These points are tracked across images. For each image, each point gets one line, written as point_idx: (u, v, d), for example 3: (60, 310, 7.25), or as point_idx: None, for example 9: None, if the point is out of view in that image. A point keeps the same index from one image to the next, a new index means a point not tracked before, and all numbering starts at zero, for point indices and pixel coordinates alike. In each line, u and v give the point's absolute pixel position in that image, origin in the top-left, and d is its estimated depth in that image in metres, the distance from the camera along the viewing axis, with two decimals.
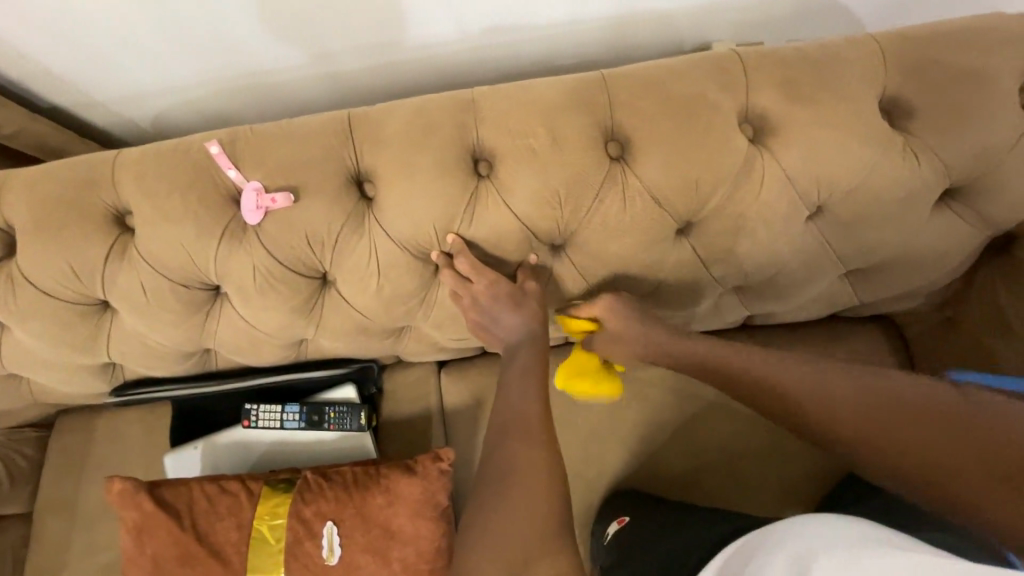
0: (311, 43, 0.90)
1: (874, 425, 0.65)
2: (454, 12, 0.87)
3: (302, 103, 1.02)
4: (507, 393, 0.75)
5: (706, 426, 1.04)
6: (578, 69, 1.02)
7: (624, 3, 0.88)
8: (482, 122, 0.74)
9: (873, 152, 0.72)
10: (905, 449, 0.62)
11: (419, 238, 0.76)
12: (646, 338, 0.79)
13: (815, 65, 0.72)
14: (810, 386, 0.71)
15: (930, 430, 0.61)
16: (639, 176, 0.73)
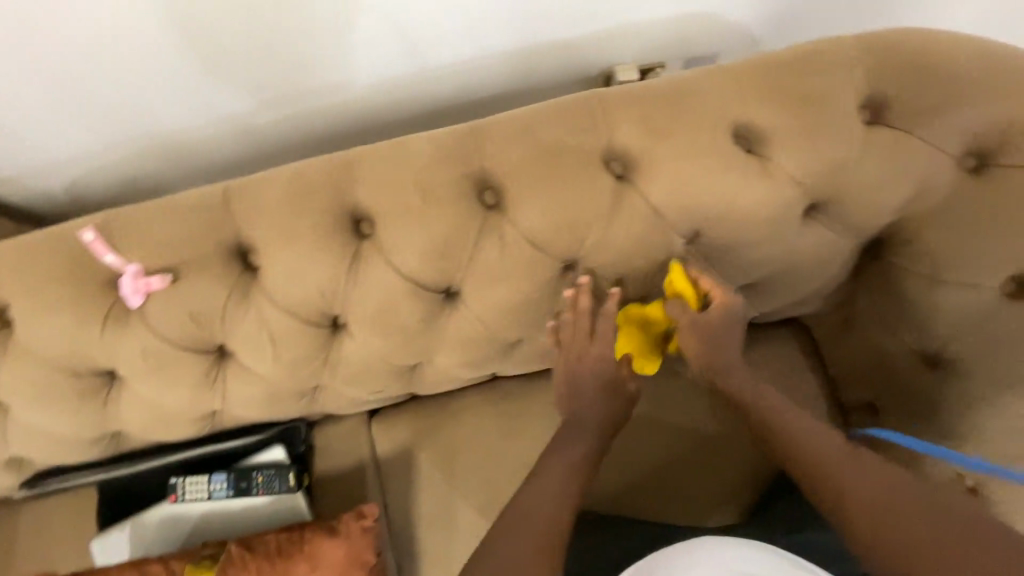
0: (247, 90, 0.91)
1: (869, 485, 0.69)
2: (356, 65, 0.91)
3: (217, 159, 1.03)
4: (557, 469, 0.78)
5: (636, 442, 1.01)
6: (492, 102, 1.07)
7: (523, 38, 0.94)
8: (354, 183, 0.75)
9: (731, 178, 0.75)
10: (887, 518, 0.66)
11: (304, 303, 0.77)
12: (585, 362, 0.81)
13: (669, 101, 0.75)
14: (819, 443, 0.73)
15: (931, 514, 0.65)
16: (513, 223, 0.75)
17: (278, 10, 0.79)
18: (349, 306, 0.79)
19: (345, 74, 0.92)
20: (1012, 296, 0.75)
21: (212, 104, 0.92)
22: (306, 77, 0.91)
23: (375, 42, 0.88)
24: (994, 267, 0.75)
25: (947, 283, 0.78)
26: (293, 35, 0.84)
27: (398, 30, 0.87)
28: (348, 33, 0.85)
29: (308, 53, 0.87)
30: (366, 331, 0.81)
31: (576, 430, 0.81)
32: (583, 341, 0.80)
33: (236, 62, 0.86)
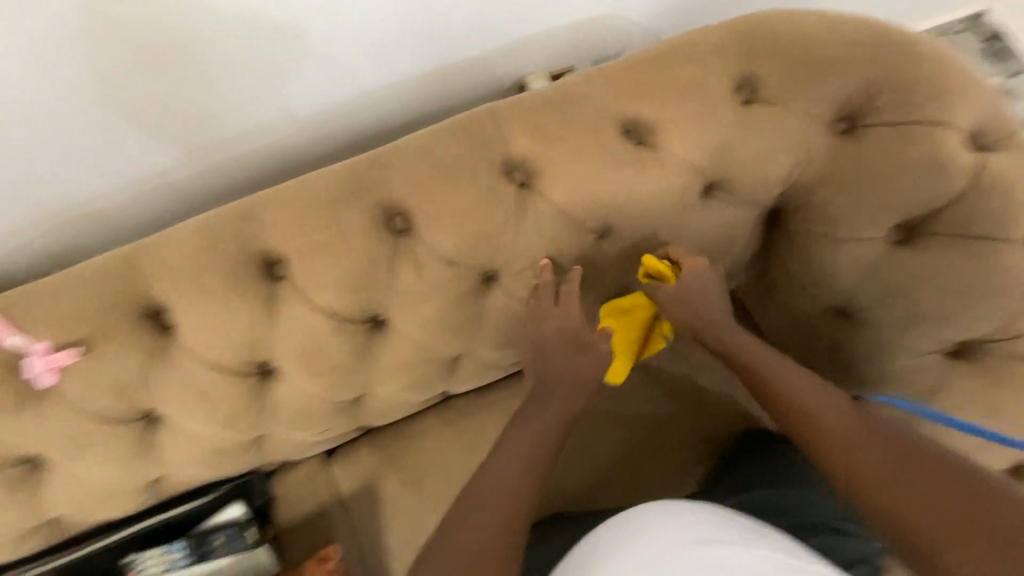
0: (174, 145, 0.90)
1: (863, 448, 0.66)
2: (266, 106, 0.91)
3: (144, 221, 1.01)
4: (526, 438, 0.75)
5: (594, 437, 1.01)
6: (412, 125, 1.09)
7: (430, 60, 0.97)
8: (263, 227, 0.76)
9: (627, 170, 0.78)
10: (864, 466, 0.64)
11: (227, 354, 0.76)
12: (543, 325, 0.79)
13: (555, 108, 0.79)
14: (804, 387, 0.72)
15: (935, 476, 0.61)
16: (424, 243, 0.77)
17: (172, 69, 0.79)
18: (276, 349, 0.78)
19: (254, 119, 0.92)
20: (898, 243, 0.81)
21: (120, 167, 0.90)
22: (214, 128, 0.90)
23: (277, 86, 0.89)
24: (879, 218, 0.79)
25: (844, 238, 0.82)
26: (192, 90, 0.83)
27: (299, 70, 0.88)
28: (248, 80, 0.86)
29: (211, 105, 0.87)
30: (298, 372, 0.81)
31: (544, 396, 0.78)
32: (547, 307, 0.79)
33: (142, 125, 0.85)
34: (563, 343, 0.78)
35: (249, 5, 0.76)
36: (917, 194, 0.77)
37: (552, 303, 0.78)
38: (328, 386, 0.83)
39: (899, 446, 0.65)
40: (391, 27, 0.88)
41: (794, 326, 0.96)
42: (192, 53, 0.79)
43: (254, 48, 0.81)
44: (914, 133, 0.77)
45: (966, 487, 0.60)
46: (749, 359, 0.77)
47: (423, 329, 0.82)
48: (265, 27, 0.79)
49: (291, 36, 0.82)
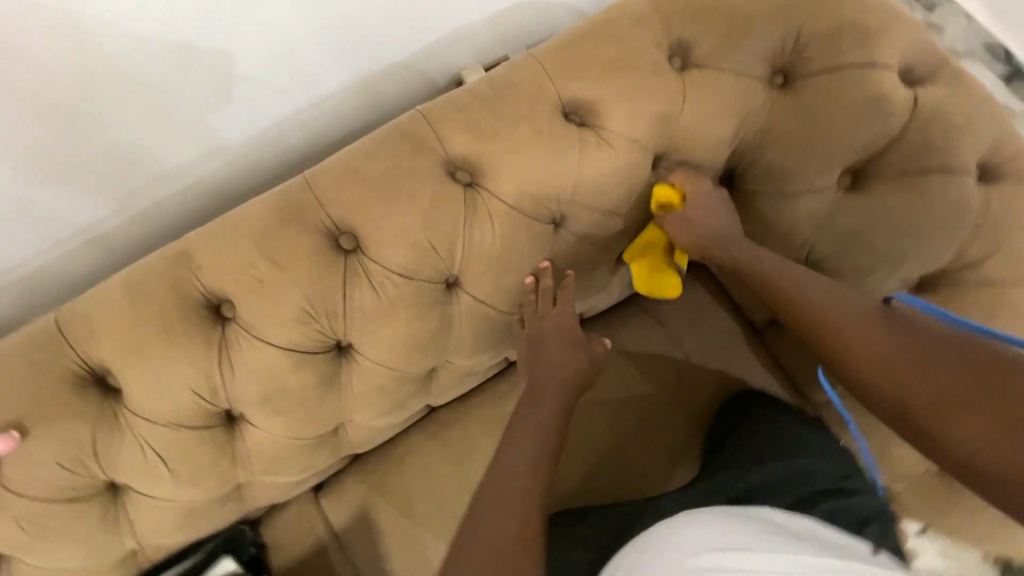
0: (95, 192, 0.83)
1: (879, 341, 0.64)
2: (188, 139, 0.85)
3: (81, 280, 0.93)
4: (526, 439, 0.70)
5: (586, 427, 0.99)
6: (350, 137, 1.04)
7: (355, 69, 0.93)
8: (200, 270, 0.71)
9: (572, 155, 0.76)
10: (888, 360, 0.62)
11: (182, 409, 0.72)
12: (541, 327, 0.79)
13: (489, 101, 0.76)
14: (823, 296, 0.69)
15: (965, 364, 0.58)
16: (376, 260, 0.74)
17: (88, 106, 0.74)
18: (235, 395, 0.74)
19: (187, 154, 0.87)
20: (847, 190, 0.81)
21: (40, 222, 0.82)
22: (144, 167, 0.84)
23: (210, 117, 0.84)
24: (824, 167, 0.80)
25: (793, 193, 0.82)
26: (113, 128, 0.78)
27: (214, 97, 0.82)
28: (177, 112, 0.81)
29: (138, 143, 0.81)
30: (264, 414, 0.76)
31: (537, 393, 0.74)
32: (545, 308, 0.79)
33: (62, 172, 0.78)
34: (558, 343, 0.78)
35: (168, 30, 0.72)
36: (858, 138, 0.78)
37: (548, 303, 0.79)
38: (300, 424, 0.79)
39: (920, 336, 0.62)
40: (306, 39, 0.83)
41: None
42: (110, 88, 0.74)
43: (180, 78, 0.77)
44: (847, 78, 0.78)
45: (992, 370, 0.57)
46: (757, 279, 0.74)
47: (390, 348, 0.78)
48: (189, 55, 0.75)
49: (216, 63, 0.78)
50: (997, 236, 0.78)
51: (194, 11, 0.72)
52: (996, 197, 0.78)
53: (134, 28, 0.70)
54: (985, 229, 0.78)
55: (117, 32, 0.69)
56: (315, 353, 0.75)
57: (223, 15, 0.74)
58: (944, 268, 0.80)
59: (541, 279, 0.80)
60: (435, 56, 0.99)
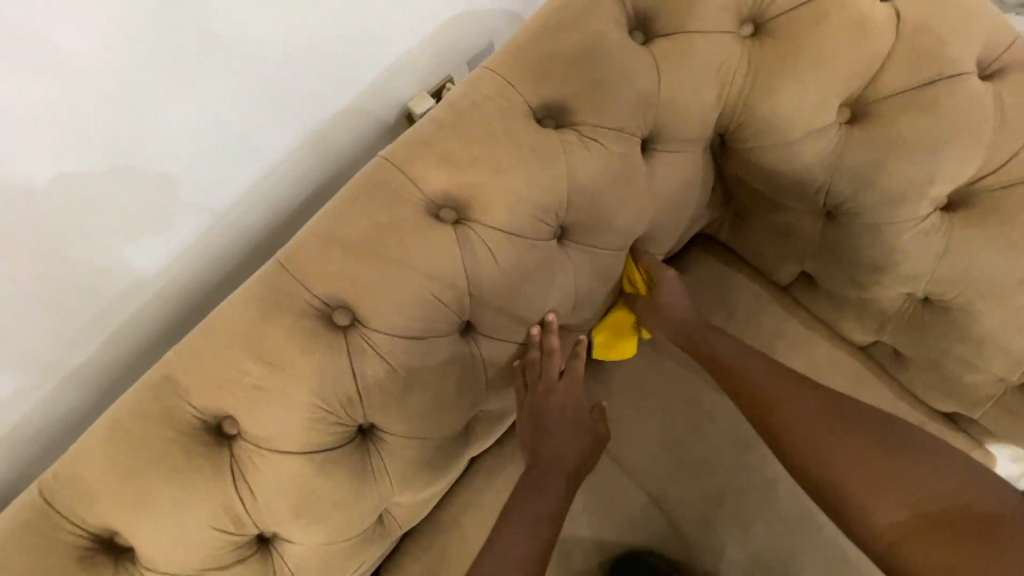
0: (70, 317, 0.72)
1: (822, 425, 0.74)
2: (160, 231, 0.76)
3: (70, 424, 0.80)
4: (531, 526, 0.74)
5: (645, 458, 1.00)
6: (319, 202, 0.96)
7: (304, 126, 0.85)
8: (190, 392, 0.63)
9: (556, 161, 0.70)
10: (829, 451, 0.72)
11: (207, 550, 0.63)
12: (552, 399, 0.78)
13: (455, 126, 0.69)
14: (763, 372, 0.79)
15: (871, 450, 0.72)
16: (380, 328, 0.66)
17: (31, 225, 0.64)
18: (263, 517, 0.65)
19: (160, 251, 0.77)
20: (850, 123, 0.75)
21: (3, 368, 0.69)
22: (114, 278, 0.74)
23: (173, 201, 0.75)
24: (820, 104, 0.74)
25: (795, 139, 0.76)
26: (64, 243, 0.67)
27: (175, 175, 0.74)
28: (135, 207, 0.72)
29: (99, 253, 0.71)
30: (300, 529, 0.68)
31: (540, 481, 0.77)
32: (551, 381, 0.78)
33: (14, 309, 0.67)
34: (563, 419, 0.78)
35: (95, 115, 0.63)
36: (847, 68, 0.73)
37: (553, 376, 0.78)
38: (341, 526, 0.71)
39: (858, 427, 0.74)
40: (246, 99, 0.75)
41: (778, 244, 0.91)
42: (44, 198, 0.64)
43: (126, 166, 0.68)
44: (817, 10, 0.73)
45: (902, 478, 0.70)
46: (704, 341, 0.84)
47: (419, 415, 0.71)
48: (134, 135, 0.67)
49: (158, 140, 0.70)
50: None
51: (120, 89, 0.64)
52: (1007, 90, 0.71)
53: (57, 122, 0.61)
54: (1007, 124, 0.71)
55: (56, 121, 0.61)
56: (339, 443, 0.67)
57: (152, 86, 0.66)
58: (971, 178, 0.73)
59: (544, 345, 0.77)
60: (380, 92, 0.92)
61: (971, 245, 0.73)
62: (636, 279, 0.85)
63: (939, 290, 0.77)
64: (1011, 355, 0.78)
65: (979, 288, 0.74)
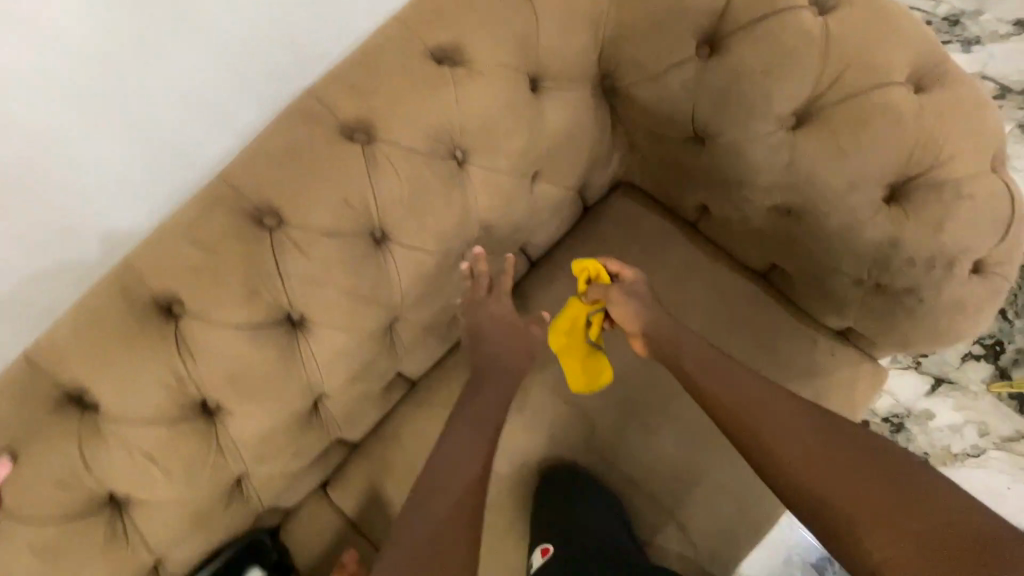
0: (44, 255, 0.81)
1: (826, 460, 0.76)
2: (132, 190, 0.85)
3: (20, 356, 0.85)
4: (469, 427, 0.95)
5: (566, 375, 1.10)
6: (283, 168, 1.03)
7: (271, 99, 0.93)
8: (145, 276, 0.77)
9: (449, 92, 0.84)
10: (841, 491, 0.73)
11: (156, 405, 0.78)
12: (486, 311, 0.97)
13: (365, 64, 0.84)
14: (773, 408, 0.83)
15: (867, 477, 0.74)
16: (301, 227, 0.80)
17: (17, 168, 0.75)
18: (203, 382, 0.80)
19: (131, 208, 0.87)
20: (709, 56, 0.88)
21: None
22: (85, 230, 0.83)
23: (149, 162, 0.85)
24: (678, 42, 0.87)
25: (660, 72, 0.89)
26: (55, 192, 0.79)
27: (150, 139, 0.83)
28: (116, 167, 0.82)
29: (83, 207, 0.82)
30: (238, 397, 0.82)
31: (483, 383, 0.98)
32: (483, 296, 0.97)
33: (9, 253, 0.78)
34: (495, 329, 0.97)
35: (76, 81, 0.74)
36: (696, 9, 0.86)
37: (484, 294, 0.97)
38: (273, 399, 0.85)
39: (871, 466, 0.75)
40: (217, 70, 0.85)
41: (672, 179, 1.04)
42: (28, 141, 0.74)
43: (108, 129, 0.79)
44: None
45: (892, 496, 0.71)
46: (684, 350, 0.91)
47: (338, 307, 0.85)
48: (114, 98, 0.78)
49: (136, 106, 0.80)
50: (849, 53, 0.83)
51: (103, 58, 0.75)
52: (833, 21, 0.84)
53: (50, 77, 0.72)
54: (833, 50, 0.83)
55: (47, 77, 0.72)
56: (268, 324, 0.81)
57: (132, 59, 0.77)
58: (808, 98, 0.85)
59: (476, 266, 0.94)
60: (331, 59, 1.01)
61: (808, 156, 0.85)
62: (603, 278, 0.94)
63: (792, 200, 0.89)
64: (860, 255, 0.88)
65: (820, 194, 0.86)
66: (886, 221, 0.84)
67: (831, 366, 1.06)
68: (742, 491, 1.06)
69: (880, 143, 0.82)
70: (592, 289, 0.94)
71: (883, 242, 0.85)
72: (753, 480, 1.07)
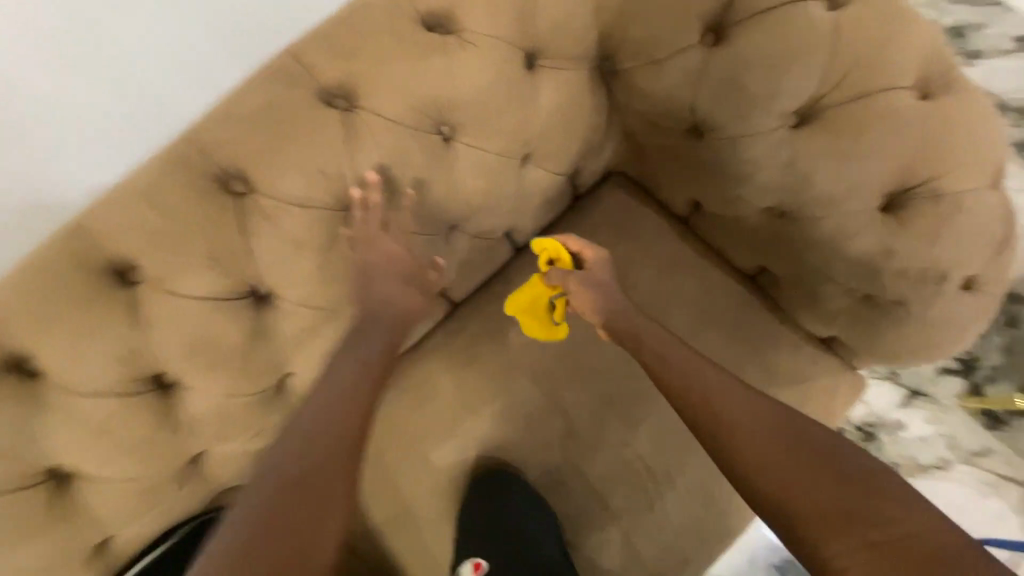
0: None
1: (775, 447, 0.72)
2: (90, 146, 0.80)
3: None
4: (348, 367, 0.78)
5: (545, 366, 1.06)
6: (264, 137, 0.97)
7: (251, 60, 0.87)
8: (98, 237, 0.72)
9: (440, 61, 0.79)
10: (789, 479, 0.69)
11: (105, 376, 0.73)
12: (381, 251, 0.80)
13: (350, 25, 0.78)
14: (724, 392, 0.79)
15: (816, 466, 0.69)
16: (273, 195, 0.75)
17: None
18: (160, 354, 0.75)
19: (89, 166, 0.81)
20: (712, 45, 0.84)
21: None
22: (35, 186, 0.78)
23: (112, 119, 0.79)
24: (683, 27, 0.83)
25: (662, 57, 0.85)
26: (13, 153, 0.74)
27: (115, 94, 0.78)
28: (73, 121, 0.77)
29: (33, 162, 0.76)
30: (196, 371, 0.78)
31: (363, 333, 0.80)
32: (375, 233, 0.79)
33: None
34: (387, 269, 0.80)
35: (37, 31, 0.69)
36: None
37: (376, 229, 0.79)
38: (234, 375, 0.81)
39: (821, 455, 0.70)
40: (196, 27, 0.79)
41: (666, 171, 1.00)
42: None
43: (80, 94, 0.75)
44: None
45: (840, 488, 0.67)
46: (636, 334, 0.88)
47: (309, 282, 0.80)
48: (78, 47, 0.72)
49: (106, 65, 0.75)
50: (858, 51, 0.80)
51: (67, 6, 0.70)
52: (845, 16, 0.80)
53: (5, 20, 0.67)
54: (841, 47, 0.80)
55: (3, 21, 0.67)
56: (232, 296, 0.77)
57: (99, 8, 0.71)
58: (813, 95, 0.81)
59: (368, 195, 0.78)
60: None
61: (808, 154, 0.82)
62: (565, 260, 0.91)
63: (787, 200, 0.86)
64: (851, 263, 0.86)
65: (816, 196, 0.84)
66: (880, 229, 0.82)
67: (812, 373, 1.05)
68: (714, 493, 1.05)
69: (882, 147, 0.79)
70: (552, 271, 0.91)
71: (877, 250, 0.83)
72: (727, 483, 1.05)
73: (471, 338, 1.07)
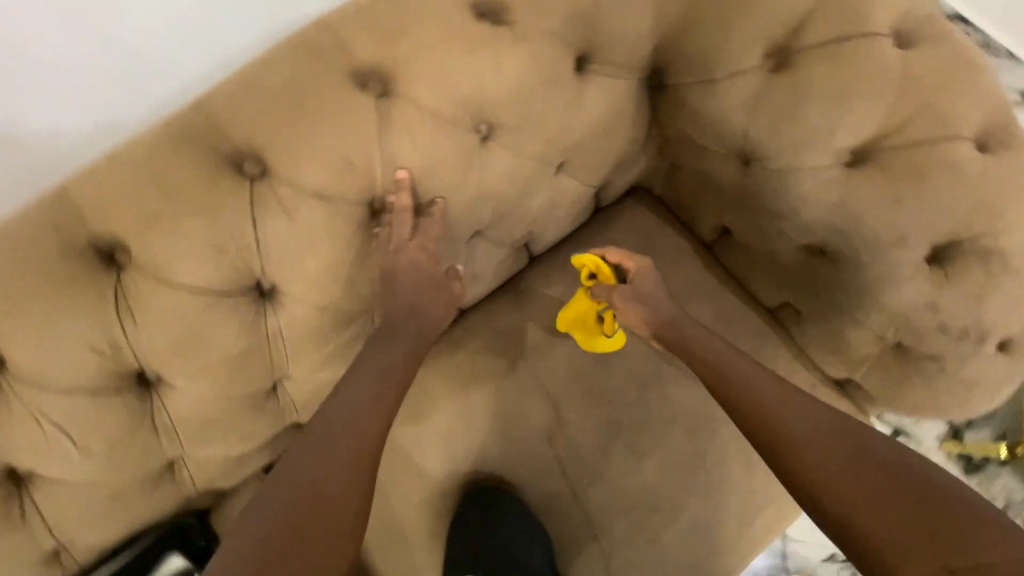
0: None
1: (854, 472, 0.66)
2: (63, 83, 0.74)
3: None
4: (371, 372, 0.73)
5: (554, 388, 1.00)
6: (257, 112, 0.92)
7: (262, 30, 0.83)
8: (84, 211, 0.63)
9: (488, 54, 0.72)
10: (869, 507, 0.63)
11: (76, 370, 0.64)
12: (408, 259, 0.73)
13: (393, 4, 0.71)
14: (791, 410, 0.74)
15: (900, 492, 0.63)
16: (290, 183, 0.67)
17: None
18: (144, 349, 0.67)
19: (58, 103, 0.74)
20: (773, 70, 0.79)
21: None
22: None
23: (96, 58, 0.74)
24: (745, 48, 0.78)
25: (720, 77, 0.80)
26: None
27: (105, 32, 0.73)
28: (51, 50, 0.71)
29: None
30: (182, 370, 0.69)
31: (389, 335, 0.75)
32: (400, 239, 0.72)
33: None
34: (415, 275, 0.74)
35: None
36: (772, 15, 0.77)
37: (403, 235, 0.72)
38: (225, 377, 0.72)
39: (904, 481, 0.64)
40: None
41: (700, 195, 0.94)
42: None
43: (73, 31, 0.71)
44: None
45: (928, 518, 0.61)
46: (693, 342, 0.83)
47: (318, 282, 0.72)
48: None
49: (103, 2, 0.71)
50: (924, 95, 0.76)
51: None
52: (914, 58, 0.77)
53: None
54: (908, 89, 0.76)
55: None
56: (231, 290, 0.68)
57: None
58: (874, 134, 0.77)
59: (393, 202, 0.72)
60: None
61: (862, 196, 0.78)
62: (605, 274, 0.86)
63: (831, 241, 0.83)
64: (887, 312, 0.83)
65: (862, 240, 0.80)
66: (924, 281, 0.80)
67: None
68: (717, 533, 1.01)
69: (938, 197, 0.76)
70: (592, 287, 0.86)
71: (917, 302, 0.81)
72: (731, 523, 1.01)
73: (478, 350, 1.01)
